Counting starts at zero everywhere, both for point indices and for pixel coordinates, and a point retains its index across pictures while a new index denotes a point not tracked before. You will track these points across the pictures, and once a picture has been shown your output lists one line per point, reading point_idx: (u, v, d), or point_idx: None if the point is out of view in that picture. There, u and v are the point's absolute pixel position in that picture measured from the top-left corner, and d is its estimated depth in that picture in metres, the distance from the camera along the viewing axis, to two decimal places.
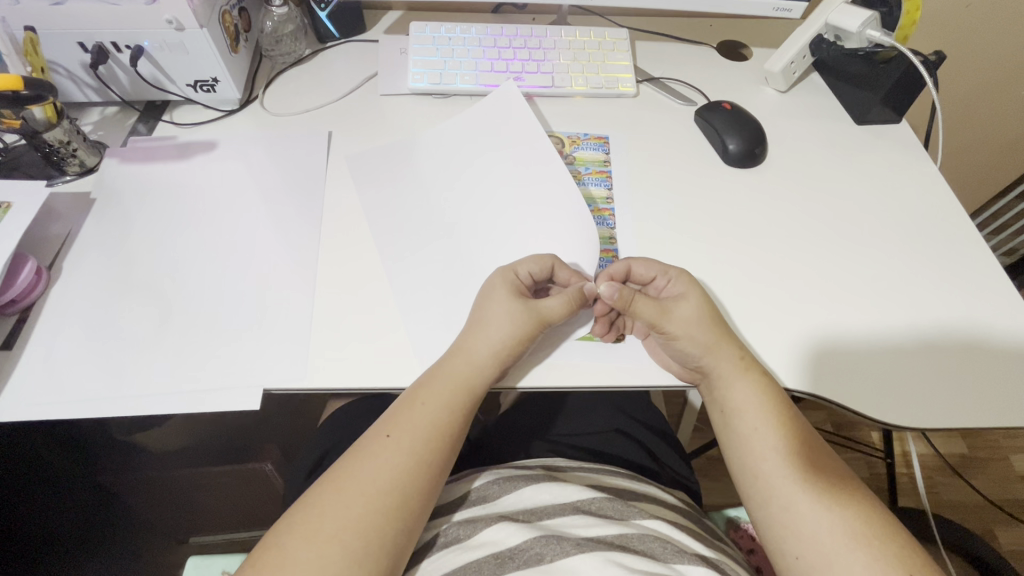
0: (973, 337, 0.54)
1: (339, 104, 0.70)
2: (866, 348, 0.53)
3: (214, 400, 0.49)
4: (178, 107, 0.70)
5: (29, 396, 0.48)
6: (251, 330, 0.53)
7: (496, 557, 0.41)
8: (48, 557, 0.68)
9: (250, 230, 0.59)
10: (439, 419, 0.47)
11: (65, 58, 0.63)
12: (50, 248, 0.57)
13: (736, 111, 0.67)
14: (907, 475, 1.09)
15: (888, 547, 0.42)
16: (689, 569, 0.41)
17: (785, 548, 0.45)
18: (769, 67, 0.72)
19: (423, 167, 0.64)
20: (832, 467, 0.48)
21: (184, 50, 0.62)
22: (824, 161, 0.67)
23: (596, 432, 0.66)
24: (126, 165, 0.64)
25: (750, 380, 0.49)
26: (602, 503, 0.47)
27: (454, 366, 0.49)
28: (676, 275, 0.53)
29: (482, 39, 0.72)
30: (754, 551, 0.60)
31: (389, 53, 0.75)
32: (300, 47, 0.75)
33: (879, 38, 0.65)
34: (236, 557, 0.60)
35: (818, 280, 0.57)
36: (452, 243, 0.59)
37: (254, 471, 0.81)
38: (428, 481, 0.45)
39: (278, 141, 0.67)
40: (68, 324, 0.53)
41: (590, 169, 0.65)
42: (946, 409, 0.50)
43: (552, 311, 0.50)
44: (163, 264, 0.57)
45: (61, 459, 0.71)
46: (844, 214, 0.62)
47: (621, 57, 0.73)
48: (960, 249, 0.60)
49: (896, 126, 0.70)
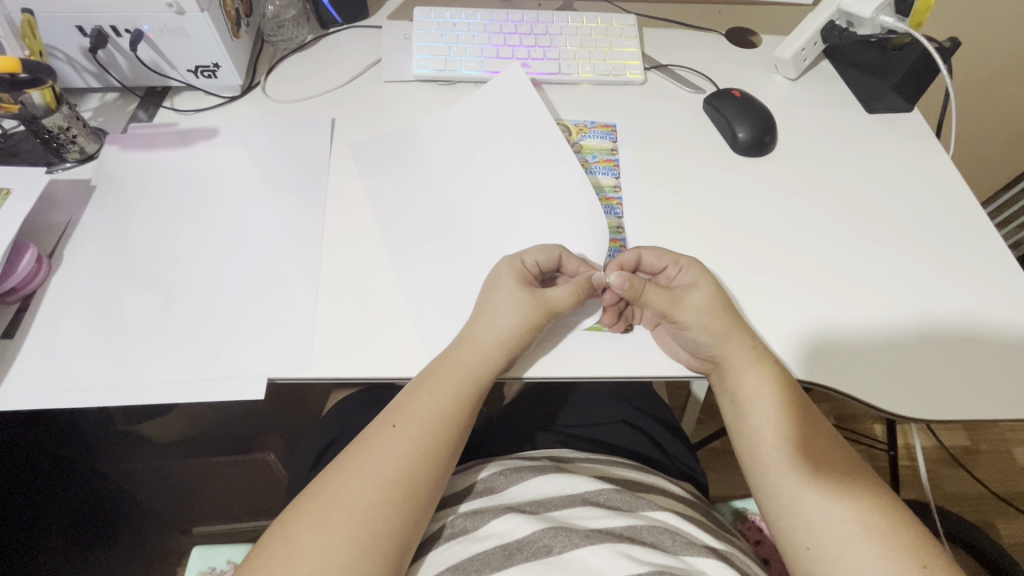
0: (986, 328, 0.53)
1: (343, 91, 0.69)
2: (876, 339, 0.52)
3: (217, 390, 0.48)
4: (179, 93, 0.69)
5: (31, 385, 0.48)
6: (255, 320, 0.52)
7: (504, 549, 0.41)
8: (51, 546, 0.68)
9: (253, 218, 0.59)
10: (446, 408, 0.46)
11: (65, 42, 0.62)
12: (50, 236, 0.56)
13: (746, 99, 0.66)
14: (910, 467, 1.09)
15: (902, 538, 0.42)
16: (699, 561, 0.41)
17: (796, 539, 0.44)
18: (780, 54, 0.70)
19: (427, 155, 0.63)
20: (844, 457, 0.47)
21: (185, 34, 0.61)
22: (835, 149, 0.66)
23: (601, 424, 0.65)
24: (127, 153, 0.63)
25: (761, 371, 0.49)
26: (610, 494, 0.46)
27: (461, 356, 0.48)
28: (687, 266, 0.53)
29: (488, 25, 0.71)
30: (762, 543, 0.59)
31: (392, 39, 0.73)
32: (303, 32, 0.74)
33: (892, 24, 0.64)
34: (240, 548, 0.60)
35: (828, 271, 0.56)
36: (458, 232, 0.58)
37: (256, 462, 0.80)
38: (435, 471, 0.45)
39: (280, 128, 0.66)
40: (70, 312, 0.52)
41: (597, 158, 0.64)
42: (957, 400, 0.49)
43: (558, 300, 0.50)
44: (166, 252, 0.56)
45: (64, 448, 0.71)
46: (855, 203, 0.61)
47: (629, 44, 0.72)
48: (972, 239, 0.59)
49: (908, 114, 0.69)
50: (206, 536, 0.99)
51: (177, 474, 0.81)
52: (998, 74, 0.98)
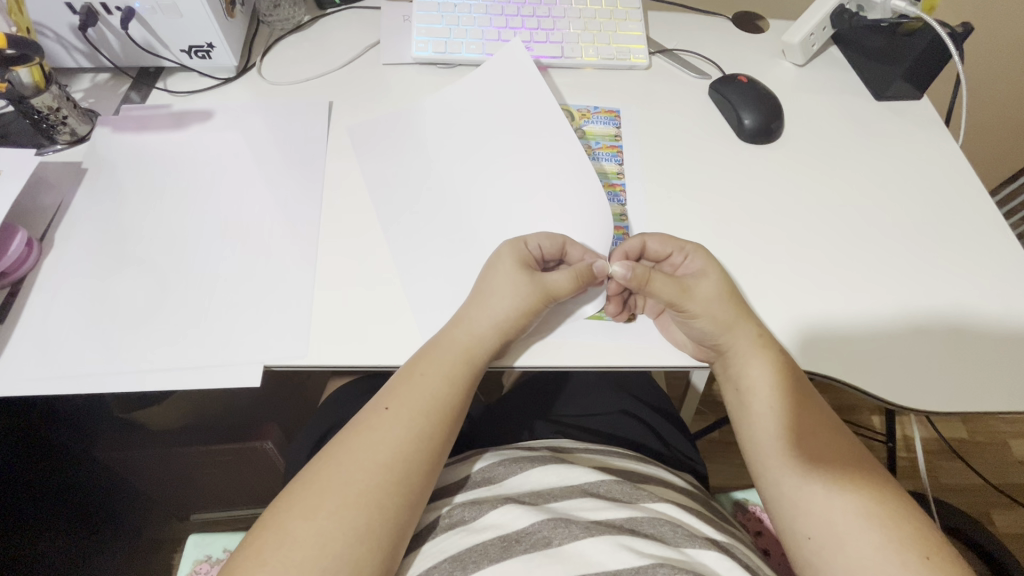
0: (990, 319, 0.52)
1: (340, 73, 0.68)
2: (881, 331, 0.52)
3: (210, 376, 0.48)
4: (172, 74, 0.67)
5: (22, 370, 0.47)
6: (252, 306, 0.51)
7: (503, 540, 0.40)
8: (42, 533, 0.67)
9: (250, 203, 0.57)
10: (440, 390, 0.46)
11: (53, 20, 0.60)
12: (41, 219, 0.55)
13: (752, 85, 0.64)
14: (907, 458, 1.09)
15: (904, 530, 0.41)
16: (700, 553, 0.40)
17: (797, 529, 0.44)
18: (788, 38, 0.69)
19: (427, 137, 0.62)
20: (848, 448, 0.46)
21: (177, 13, 0.60)
22: (842, 137, 0.65)
23: (601, 413, 0.65)
24: (120, 135, 0.62)
25: (761, 358, 0.48)
26: (610, 486, 0.46)
27: (455, 337, 0.47)
28: (693, 251, 0.52)
29: (489, 6, 0.69)
30: (762, 534, 0.59)
31: (392, 21, 0.72)
32: (298, 12, 0.72)
33: (905, 8, 0.62)
34: (237, 535, 0.59)
35: (833, 261, 0.55)
36: (457, 218, 0.57)
37: (254, 449, 0.80)
38: (429, 454, 0.44)
39: (278, 110, 0.64)
40: (62, 299, 0.51)
41: (600, 144, 0.63)
42: (959, 393, 0.49)
43: (557, 284, 0.48)
44: (159, 236, 0.55)
45: (57, 436, 0.70)
46: (862, 193, 0.60)
47: (634, 27, 0.70)
48: (980, 231, 0.58)
49: (918, 101, 0.68)
50: (203, 523, 0.99)
51: (170, 462, 0.80)
52: (1009, 62, 0.96)
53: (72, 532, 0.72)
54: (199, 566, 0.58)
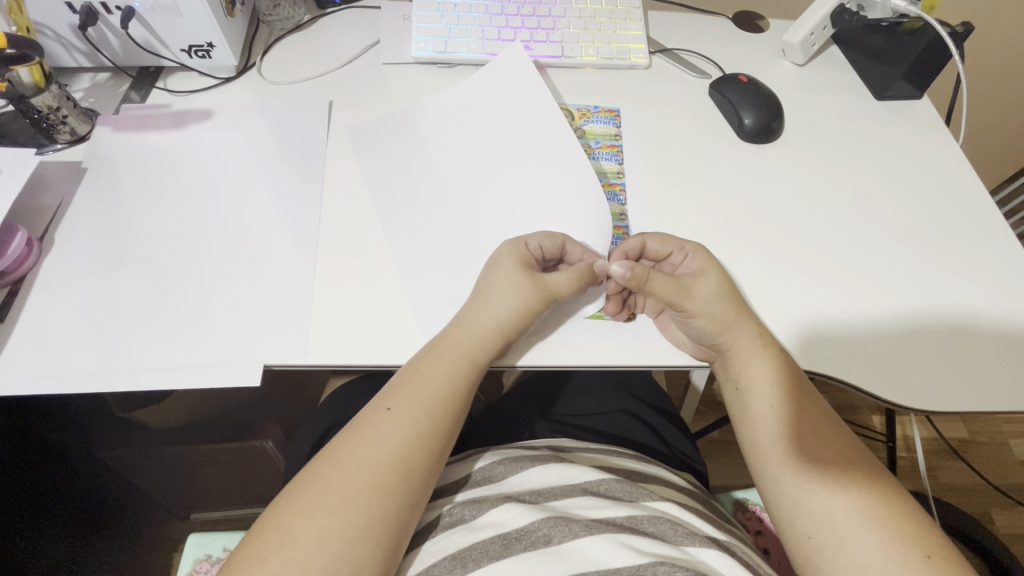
0: (989, 319, 0.52)
1: (340, 73, 0.68)
2: (881, 330, 0.52)
3: (210, 375, 0.48)
4: (173, 74, 0.67)
5: (22, 369, 0.47)
6: (251, 305, 0.51)
7: (503, 538, 0.40)
8: (42, 533, 0.67)
9: (250, 202, 0.57)
10: (442, 390, 0.46)
11: (54, 20, 0.60)
12: (41, 218, 0.55)
13: (752, 85, 0.64)
14: (907, 458, 1.09)
15: (905, 529, 0.41)
16: (700, 551, 0.40)
17: (798, 527, 0.44)
18: (788, 38, 0.69)
19: (427, 136, 0.62)
20: (849, 447, 0.46)
21: (177, 12, 0.60)
22: (842, 137, 0.65)
23: (601, 413, 0.65)
24: (120, 134, 0.62)
25: (760, 357, 0.48)
26: (610, 484, 0.46)
27: (457, 338, 0.47)
28: (692, 251, 0.52)
29: (489, 6, 0.69)
30: (762, 533, 0.59)
31: (392, 21, 0.72)
32: (298, 12, 0.72)
33: (905, 8, 0.62)
34: (237, 534, 0.59)
35: (833, 261, 0.55)
36: (457, 217, 0.57)
37: (254, 449, 0.80)
38: (430, 454, 0.44)
39: (278, 109, 0.64)
40: (62, 298, 0.51)
41: (600, 143, 0.63)
42: (959, 392, 0.49)
43: (558, 286, 0.48)
44: (158, 235, 0.55)
45: (57, 435, 0.70)
46: (862, 193, 0.60)
47: (634, 26, 0.70)
48: (979, 231, 0.58)
49: (918, 101, 0.68)
50: (203, 523, 0.99)
51: (170, 462, 0.80)
52: (1009, 61, 0.96)
53: (72, 532, 0.72)
54: (199, 566, 0.58)
